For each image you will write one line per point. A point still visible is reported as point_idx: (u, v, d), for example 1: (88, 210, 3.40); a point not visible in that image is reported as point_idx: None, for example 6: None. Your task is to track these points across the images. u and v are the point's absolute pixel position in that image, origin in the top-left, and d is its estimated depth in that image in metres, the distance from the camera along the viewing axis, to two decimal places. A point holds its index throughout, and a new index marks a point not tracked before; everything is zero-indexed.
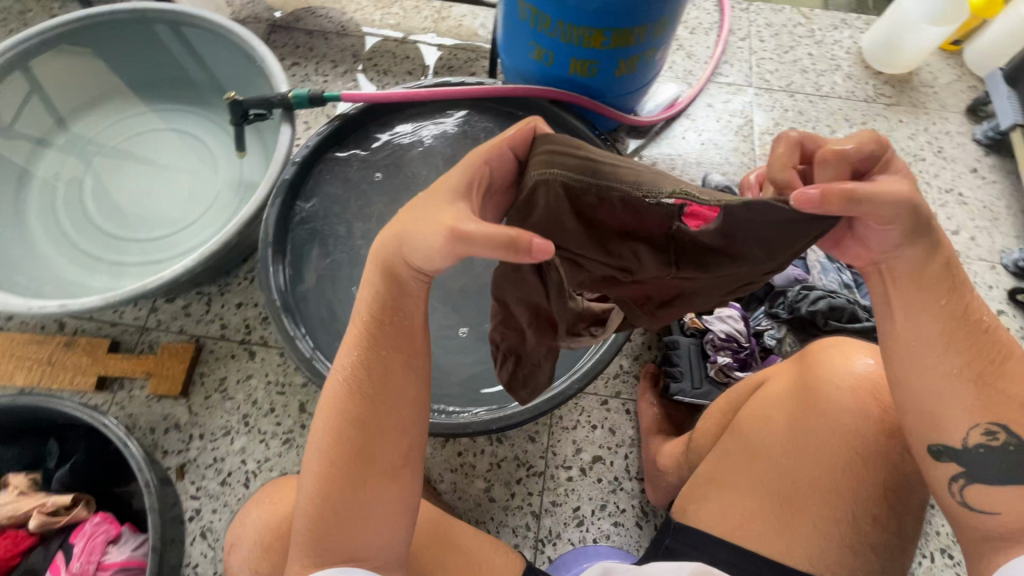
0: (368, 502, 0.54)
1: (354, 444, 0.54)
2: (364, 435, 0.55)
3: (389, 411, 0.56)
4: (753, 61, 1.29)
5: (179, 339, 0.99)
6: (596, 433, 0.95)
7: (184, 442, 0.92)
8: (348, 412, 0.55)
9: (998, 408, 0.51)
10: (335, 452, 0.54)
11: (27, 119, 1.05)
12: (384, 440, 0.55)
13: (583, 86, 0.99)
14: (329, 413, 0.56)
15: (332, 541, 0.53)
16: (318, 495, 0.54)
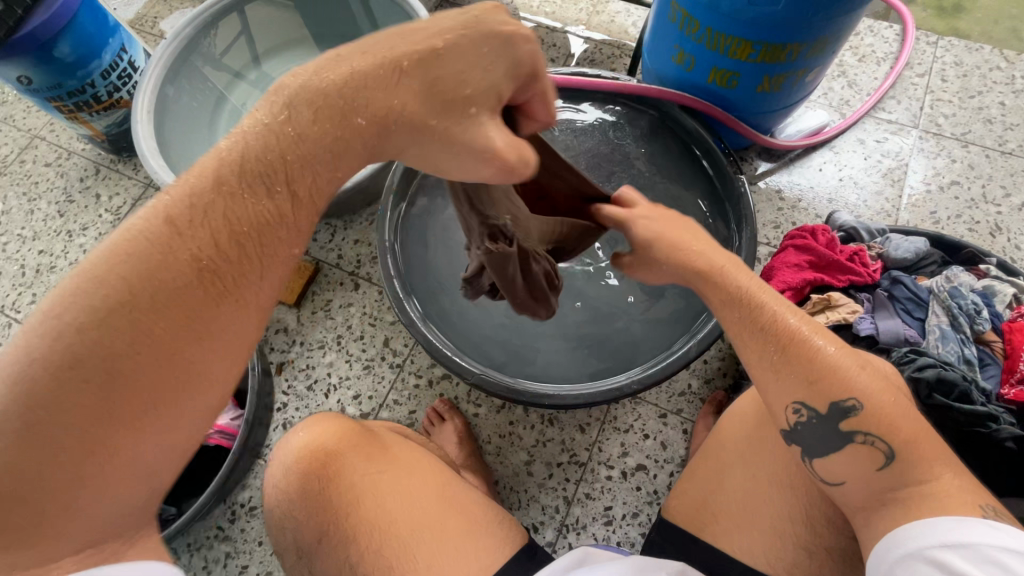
0: (135, 437, 0.40)
1: (133, 346, 0.38)
2: (164, 336, 0.39)
3: (172, 359, 0.40)
4: (926, 101, 1.16)
5: (304, 258, 1.14)
6: (646, 443, 0.94)
7: (288, 345, 1.07)
8: (88, 351, 0.37)
9: (815, 392, 0.52)
10: (85, 359, 0.37)
11: (233, 53, 1.26)
12: (194, 352, 0.41)
13: (721, 97, 0.96)
14: (102, 297, 0.38)
15: (62, 479, 0.38)
16: (48, 418, 0.37)
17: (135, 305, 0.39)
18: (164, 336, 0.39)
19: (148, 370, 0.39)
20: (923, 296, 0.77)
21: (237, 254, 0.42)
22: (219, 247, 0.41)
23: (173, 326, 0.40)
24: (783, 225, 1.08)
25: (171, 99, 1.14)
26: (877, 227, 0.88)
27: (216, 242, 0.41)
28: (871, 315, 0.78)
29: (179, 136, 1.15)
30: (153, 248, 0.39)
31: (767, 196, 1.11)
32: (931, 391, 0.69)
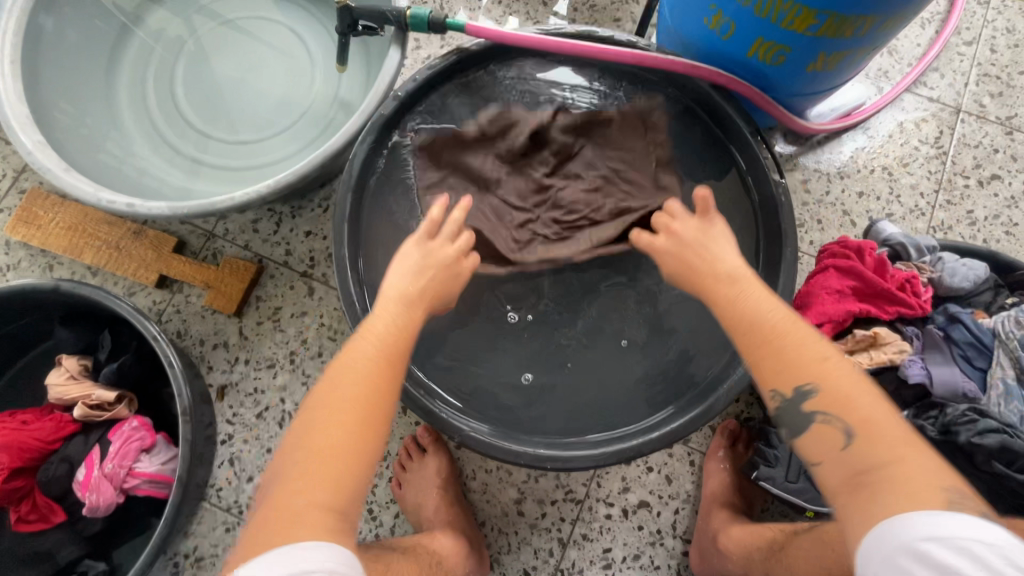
0: (319, 465, 0.48)
1: (330, 413, 0.51)
2: (340, 390, 0.53)
3: (342, 411, 0.51)
4: (972, 75, 1.01)
5: (242, 255, 0.94)
6: (650, 477, 0.85)
7: (230, 363, 0.90)
8: (300, 440, 0.51)
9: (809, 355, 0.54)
10: (301, 448, 0.50)
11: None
12: (350, 388, 0.53)
13: (759, 74, 0.78)
14: (308, 404, 0.54)
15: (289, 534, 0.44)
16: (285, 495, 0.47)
17: (310, 417, 0.52)
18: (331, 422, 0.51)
19: (324, 433, 0.50)
20: (984, 341, 0.66)
21: (377, 352, 0.57)
22: (370, 356, 0.57)
23: (348, 391, 0.53)
24: (807, 224, 0.95)
25: (50, 37, 0.85)
26: (926, 242, 0.75)
27: (366, 354, 0.57)
28: (920, 356, 0.68)
29: (66, 91, 0.87)
30: (331, 373, 0.55)
31: (792, 187, 0.96)
32: (990, 460, 0.60)
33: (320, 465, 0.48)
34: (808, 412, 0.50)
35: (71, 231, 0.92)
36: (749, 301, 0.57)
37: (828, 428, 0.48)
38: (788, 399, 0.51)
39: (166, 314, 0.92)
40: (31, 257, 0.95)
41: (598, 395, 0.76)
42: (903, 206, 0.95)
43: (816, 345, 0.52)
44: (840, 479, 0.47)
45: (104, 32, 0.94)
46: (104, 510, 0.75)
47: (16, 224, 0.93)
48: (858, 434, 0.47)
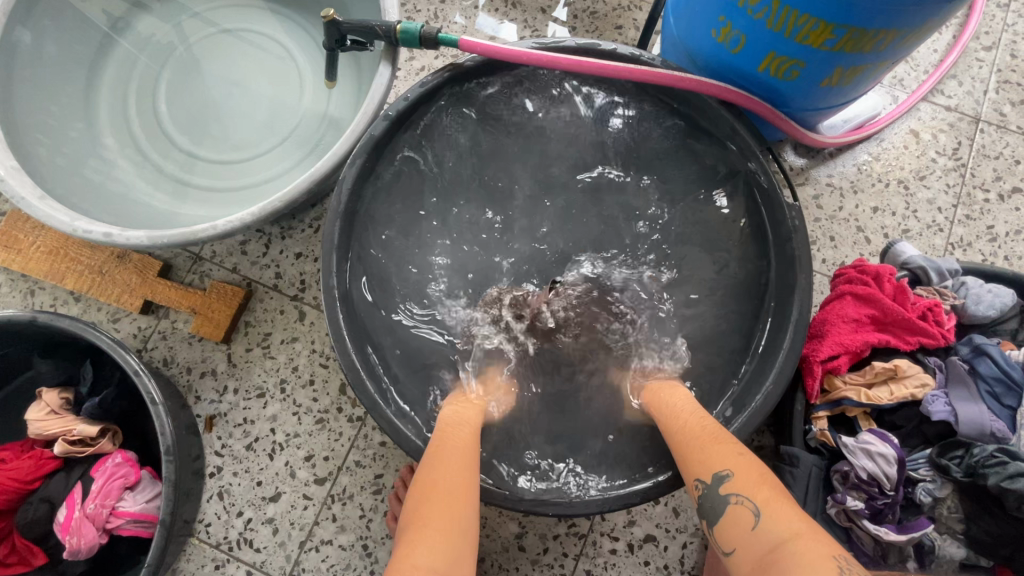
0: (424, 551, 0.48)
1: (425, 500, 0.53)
2: (433, 479, 0.55)
3: (438, 497, 0.53)
4: (992, 82, 0.97)
5: (231, 278, 0.90)
6: (657, 510, 0.81)
7: (219, 392, 0.86)
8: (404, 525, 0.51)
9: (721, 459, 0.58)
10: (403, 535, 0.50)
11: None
12: (445, 476, 0.55)
13: (770, 88, 0.74)
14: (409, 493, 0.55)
15: None
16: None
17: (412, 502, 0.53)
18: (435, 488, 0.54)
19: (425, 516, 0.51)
20: (1013, 376, 0.62)
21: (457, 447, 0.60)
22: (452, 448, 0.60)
23: (442, 482, 0.55)
24: (819, 241, 0.90)
25: (27, 51, 0.81)
26: (948, 265, 0.71)
27: (448, 448, 0.60)
28: (944, 391, 0.64)
29: (44, 108, 0.84)
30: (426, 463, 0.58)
31: (804, 203, 0.92)
32: (1021, 505, 0.57)
33: (440, 530, 0.50)
34: (723, 494, 0.53)
35: (52, 256, 0.89)
36: (673, 411, 0.65)
37: (741, 509, 0.52)
38: (708, 484, 0.55)
39: (152, 341, 0.88)
40: (12, 282, 0.91)
41: (603, 428, 0.73)
42: (920, 221, 0.91)
43: (727, 443, 0.58)
44: (750, 564, 0.48)
45: (84, 44, 0.90)
46: (85, 552, 0.72)
47: None
48: (762, 513, 0.50)
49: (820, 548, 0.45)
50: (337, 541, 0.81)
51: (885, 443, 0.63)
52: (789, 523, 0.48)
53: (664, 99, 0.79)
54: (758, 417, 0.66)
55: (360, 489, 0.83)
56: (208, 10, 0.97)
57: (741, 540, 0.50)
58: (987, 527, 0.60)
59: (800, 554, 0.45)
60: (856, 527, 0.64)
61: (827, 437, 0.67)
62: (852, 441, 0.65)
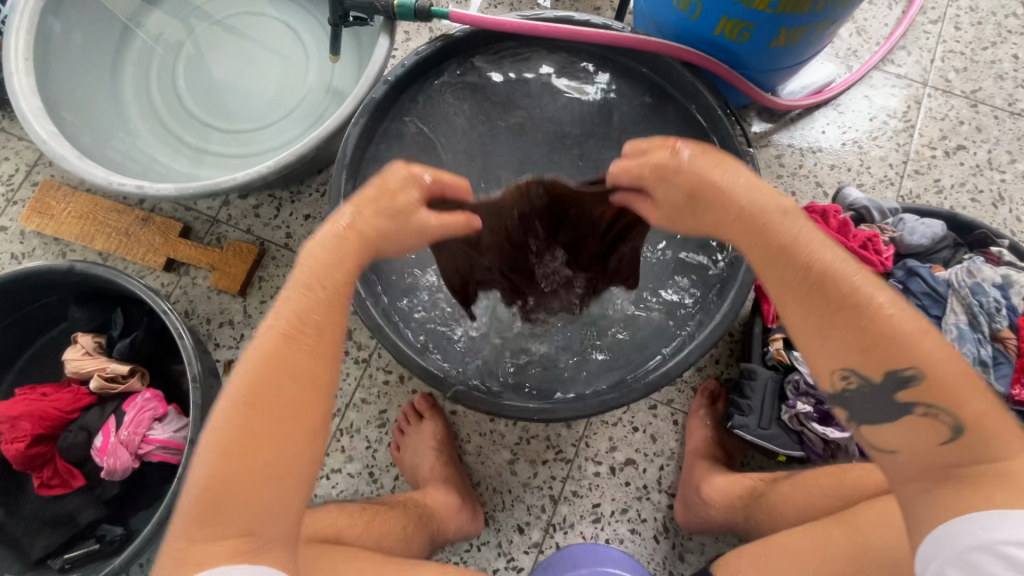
0: (269, 460, 0.44)
1: (269, 387, 0.45)
2: (285, 362, 0.46)
3: (286, 397, 0.45)
4: (938, 52, 1.06)
5: (245, 238, 0.99)
6: (636, 436, 0.89)
7: (236, 339, 0.95)
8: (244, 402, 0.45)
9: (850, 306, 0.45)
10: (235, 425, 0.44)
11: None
12: (299, 362, 0.46)
13: (727, 52, 0.83)
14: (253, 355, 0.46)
15: (226, 517, 0.43)
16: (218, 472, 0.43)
17: (261, 376, 0.45)
18: (279, 394, 0.45)
19: (275, 412, 0.45)
20: (939, 291, 0.71)
21: (319, 301, 0.49)
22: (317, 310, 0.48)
23: (297, 370, 0.46)
24: (781, 195, 0.99)
25: (59, 38, 0.90)
26: (888, 205, 0.80)
27: (311, 303, 0.48)
28: None
29: (76, 85, 0.93)
30: (288, 323, 0.47)
31: (767, 162, 1.01)
32: None
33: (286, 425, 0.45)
34: (904, 402, 0.42)
35: (83, 220, 0.98)
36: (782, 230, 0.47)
37: (932, 420, 0.42)
38: (867, 378, 0.43)
39: (174, 296, 0.97)
40: (45, 245, 1.00)
41: (584, 355, 0.81)
42: (873, 177, 1.00)
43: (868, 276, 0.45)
44: (922, 470, 0.42)
45: (109, 30, 1.00)
46: (120, 474, 0.80)
47: (31, 214, 0.98)
48: (968, 430, 0.40)
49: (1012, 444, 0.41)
50: (346, 470, 0.89)
51: None
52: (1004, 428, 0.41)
53: (633, 66, 0.88)
54: None
55: (366, 423, 0.91)
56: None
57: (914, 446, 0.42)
58: None
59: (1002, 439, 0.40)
60: (806, 430, 0.72)
61: (781, 355, 0.75)
62: (802, 355, 0.73)
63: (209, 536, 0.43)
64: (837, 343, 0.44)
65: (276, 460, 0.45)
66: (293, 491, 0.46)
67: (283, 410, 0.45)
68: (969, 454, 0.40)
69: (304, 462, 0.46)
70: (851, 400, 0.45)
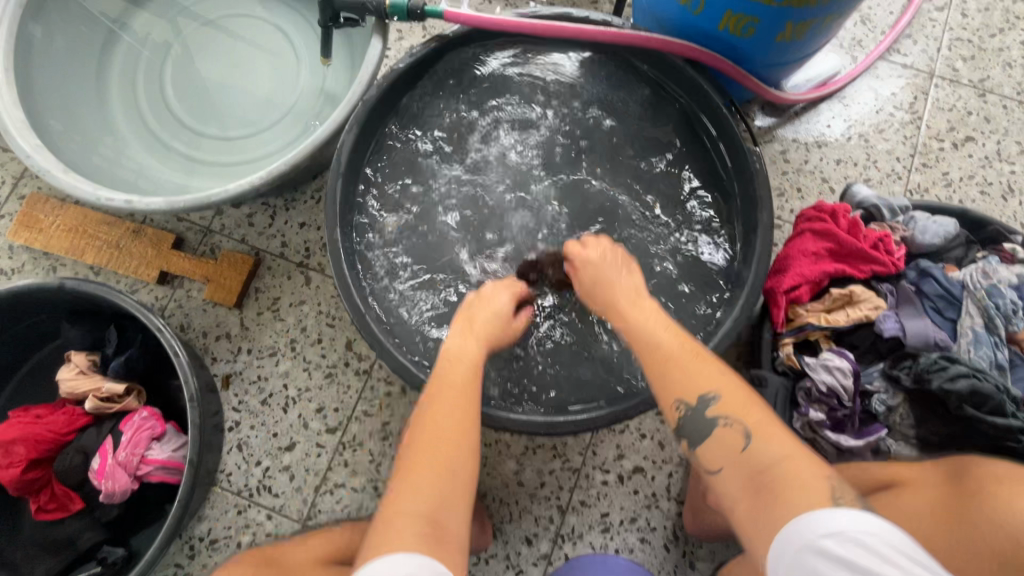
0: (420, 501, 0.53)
1: (432, 452, 0.57)
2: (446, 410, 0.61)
3: (439, 446, 0.58)
4: (945, 40, 1.03)
5: (239, 248, 0.96)
6: (644, 443, 0.88)
7: (233, 353, 0.93)
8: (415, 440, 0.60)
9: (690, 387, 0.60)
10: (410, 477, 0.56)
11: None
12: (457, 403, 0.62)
13: (731, 47, 0.80)
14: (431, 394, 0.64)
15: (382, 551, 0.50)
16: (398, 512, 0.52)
17: (424, 448, 0.58)
18: (433, 454, 0.57)
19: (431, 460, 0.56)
20: (954, 293, 0.69)
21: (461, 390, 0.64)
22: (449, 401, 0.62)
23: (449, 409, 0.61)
24: (787, 193, 0.97)
25: (38, 43, 0.87)
26: (898, 202, 0.78)
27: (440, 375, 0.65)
28: (895, 311, 0.71)
29: (60, 94, 0.90)
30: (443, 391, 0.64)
31: (771, 158, 0.98)
32: (962, 403, 0.64)
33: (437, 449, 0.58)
34: (711, 416, 0.58)
35: (72, 233, 0.95)
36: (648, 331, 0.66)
37: (730, 432, 0.57)
38: (695, 406, 0.58)
39: (169, 308, 0.94)
40: (34, 260, 0.97)
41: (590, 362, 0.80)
42: (880, 171, 0.97)
43: (708, 361, 0.61)
44: (741, 480, 0.54)
45: (93, 32, 0.96)
46: (120, 496, 0.79)
47: (18, 229, 0.96)
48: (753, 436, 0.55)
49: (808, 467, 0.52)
50: (350, 484, 0.88)
51: (842, 357, 0.70)
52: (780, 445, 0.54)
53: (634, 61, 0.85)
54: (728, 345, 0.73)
55: (368, 436, 0.89)
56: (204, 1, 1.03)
57: (728, 457, 0.56)
58: (934, 429, 0.67)
59: (789, 475, 0.51)
60: (819, 438, 0.70)
61: (792, 361, 0.73)
62: (814, 360, 0.71)
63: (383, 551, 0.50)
64: (764, 519, 0.50)
65: (443, 485, 0.55)
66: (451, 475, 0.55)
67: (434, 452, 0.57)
68: (757, 462, 0.54)
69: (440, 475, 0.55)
70: (686, 427, 0.60)
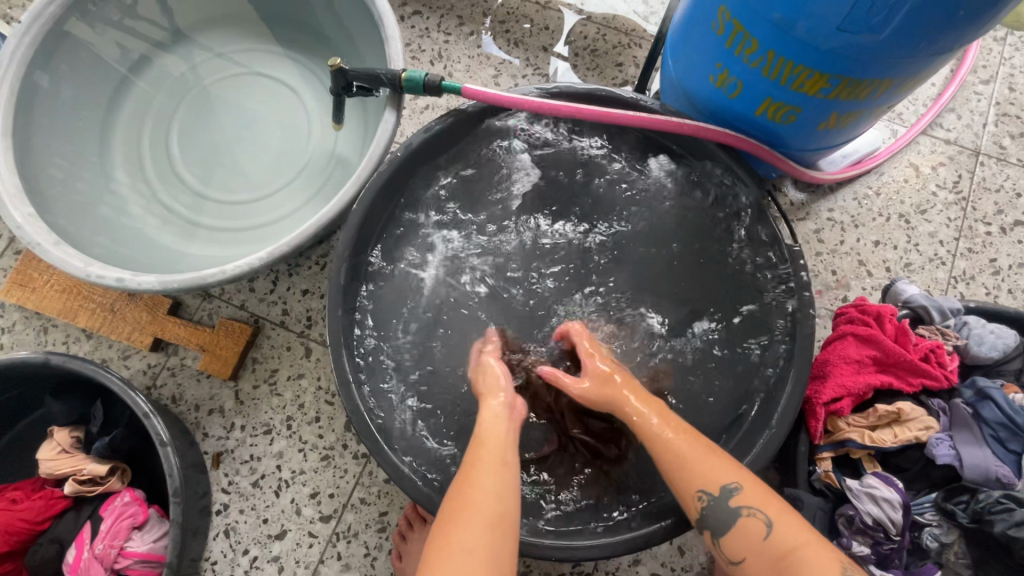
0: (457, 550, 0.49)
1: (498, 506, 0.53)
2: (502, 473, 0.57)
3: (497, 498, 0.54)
4: (990, 116, 0.98)
5: (238, 315, 0.92)
6: (661, 548, 0.81)
7: (226, 428, 0.87)
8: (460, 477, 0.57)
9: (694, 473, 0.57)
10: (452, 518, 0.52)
11: (141, 21, 0.94)
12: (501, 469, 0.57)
13: (769, 132, 0.75)
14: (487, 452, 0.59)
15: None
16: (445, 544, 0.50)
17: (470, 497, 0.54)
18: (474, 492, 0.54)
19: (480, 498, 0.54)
20: (1018, 421, 0.61)
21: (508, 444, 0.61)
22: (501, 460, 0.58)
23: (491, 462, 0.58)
24: (821, 275, 0.91)
25: (46, 93, 0.84)
26: (949, 304, 0.72)
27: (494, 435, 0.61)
28: (948, 434, 0.64)
29: (62, 151, 0.86)
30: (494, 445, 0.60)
31: (804, 237, 0.92)
32: None
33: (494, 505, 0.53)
34: (735, 507, 0.55)
35: (66, 293, 0.91)
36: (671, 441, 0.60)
37: (752, 520, 0.54)
38: (715, 497, 0.56)
39: (161, 378, 0.90)
40: (26, 319, 0.93)
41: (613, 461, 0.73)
42: (922, 254, 0.91)
43: (723, 457, 0.58)
44: (765, 568, 0.52)
45: (102, 84, 0.93)
46: None
47: (11, 286, 0.92)
48: (773, 524, 0.53)
49: (825, 552, 0.51)
50: None
51: (890, 488, 0.63)
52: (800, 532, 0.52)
53: (662, 140, 0.80)
54: (762, 463, 0.66)
55: (364, 527, 0.83)
56: (217, 53, 1.00)
57: (751, 548, 0.53)
58: (994, 574, 0.60)
59: (812, 562, 0.50)
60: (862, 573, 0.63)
61: (831, 478, 0.67)
62: (857, 484, 0.65)
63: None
64: None
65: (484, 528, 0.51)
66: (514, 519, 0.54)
67: (492, 505, 0.53)
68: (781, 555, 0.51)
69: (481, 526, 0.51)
70: (706, 517, 0.56)
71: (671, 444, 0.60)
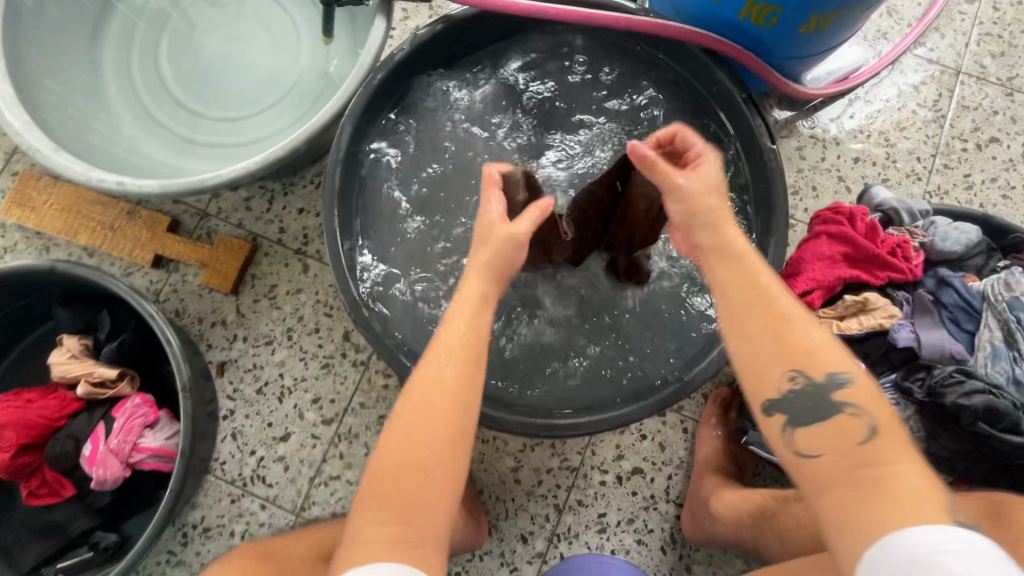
0: (419, 480, 0.46)
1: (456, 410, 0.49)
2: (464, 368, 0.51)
3: (464, 399, 0.50)
4: (974, 35, 0.99)
5: (237, 233, 0.94)
6: (644, 445, 0.86)
7: (229, 340, 0.91)
8: (426, 386, 0.50)
9: (803, 358, 0.48)
10: (416, 430, 0.48)
11: None
12: (458, 362, 0.51)
13: (752, 38, 0.76)
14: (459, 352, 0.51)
15: (386, 516, 0.45)
16: (404, 466, 0.47)
17: (435, 411, 0.49)
18: (438, 404, 0.49)
19: (435, 408, 0.49)
20: (973, 304, 0.68)
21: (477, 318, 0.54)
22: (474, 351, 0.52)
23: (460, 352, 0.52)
24: (802, 191, 0.94)
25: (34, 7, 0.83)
26: (918, 207, 0.75)
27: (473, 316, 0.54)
28: (910, 320, 0.69)
29: (53, 67, 0.86)
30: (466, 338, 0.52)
31: (786, 154, 0.95)
32: (976, 420, 0.61)
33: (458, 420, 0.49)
34: (837, 398, 0.47)
35: (65, 213, 0.93)
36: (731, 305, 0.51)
37: (854, 421, 0.47)
38: (804, 385, 0.48)
39: (164, 294, 0.93)
40: (28, 238, 0.95)
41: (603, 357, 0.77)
42: (899, 170, 0.94)
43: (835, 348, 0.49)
44: (845, 467, 0.45)
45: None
46: (112, 483, 0.78)
47: (9, 206, 0.93)
48: (881, 430, 0.46)
49: (926, 485, 0.43)
50: (345, 476, 0.87)
51: None
52: (911, 458, 0.45)
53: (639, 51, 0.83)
54: None
55: (364, 429, 0.88)
56: None
57: (837, 450, 0.46)
58: (947, 444, 0.65)
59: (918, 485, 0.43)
60: None
61: None
62: None
63: (373, 518, 0.46)
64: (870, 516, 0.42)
65: (441, 457, 0.47)
66: (452, 479, 0.48)
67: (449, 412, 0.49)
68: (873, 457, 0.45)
69: (446, 455, 0.48)
70: (789, 402, 0.48)
71: (765, 286, 0.50)
